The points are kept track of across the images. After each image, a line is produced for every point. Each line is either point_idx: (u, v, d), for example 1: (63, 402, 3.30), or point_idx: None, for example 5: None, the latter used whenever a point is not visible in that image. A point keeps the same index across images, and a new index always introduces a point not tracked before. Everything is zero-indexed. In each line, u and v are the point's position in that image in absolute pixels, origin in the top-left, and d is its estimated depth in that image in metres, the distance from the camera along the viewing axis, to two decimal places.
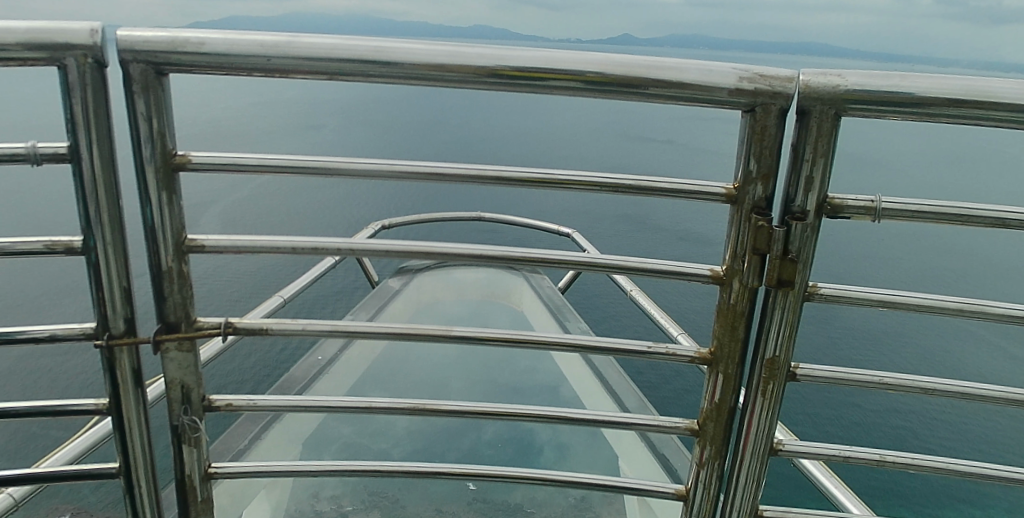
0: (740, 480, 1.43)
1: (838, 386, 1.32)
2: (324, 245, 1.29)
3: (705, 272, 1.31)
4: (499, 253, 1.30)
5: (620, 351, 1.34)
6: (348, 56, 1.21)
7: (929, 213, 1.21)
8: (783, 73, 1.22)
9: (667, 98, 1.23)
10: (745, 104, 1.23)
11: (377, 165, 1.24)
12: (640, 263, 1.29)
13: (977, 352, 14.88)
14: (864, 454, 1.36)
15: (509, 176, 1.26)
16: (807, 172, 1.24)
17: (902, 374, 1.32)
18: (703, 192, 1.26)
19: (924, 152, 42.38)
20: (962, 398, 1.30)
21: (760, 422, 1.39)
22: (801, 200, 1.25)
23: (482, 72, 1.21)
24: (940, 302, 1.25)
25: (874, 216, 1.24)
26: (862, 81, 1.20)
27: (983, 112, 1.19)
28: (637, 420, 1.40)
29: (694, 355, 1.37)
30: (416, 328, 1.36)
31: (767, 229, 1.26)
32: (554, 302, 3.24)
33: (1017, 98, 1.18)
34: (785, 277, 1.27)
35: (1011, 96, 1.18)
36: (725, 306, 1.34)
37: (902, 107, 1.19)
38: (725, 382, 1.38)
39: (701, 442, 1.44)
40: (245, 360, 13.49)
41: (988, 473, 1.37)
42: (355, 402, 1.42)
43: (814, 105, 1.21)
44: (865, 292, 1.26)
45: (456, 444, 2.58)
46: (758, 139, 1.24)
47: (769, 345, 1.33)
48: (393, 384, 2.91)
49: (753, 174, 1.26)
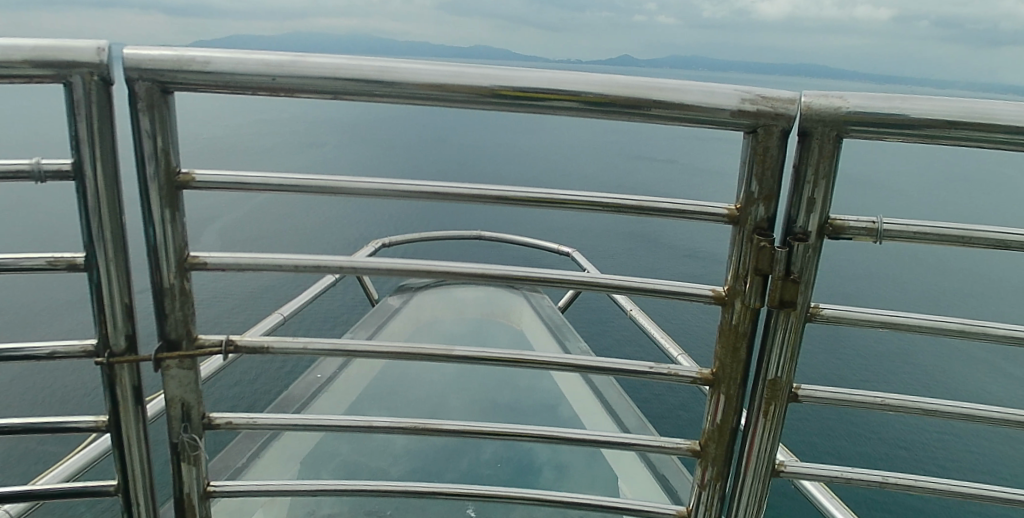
0: (741, 500, 1.42)
1: (840, 407, 1.31)
2: (327, 262, 1.29)
3: (706, 293, 1.31)
4: (500, 273, 1.31)
5: (622, 371, 1.34)
6: (352, 76, 1.21)
7: (931, 235, 1.22)
8: (785, 95, 1.22)
9: (670, 120, 1.23)
10: (747, 126, 1.23)
11: (380, 184, 1.24)
12: (642, 284, 1.28)
13: (980, 373, 14.88)
14: (867, 475, 1.36)
15: (511, 195, 1.26)
16: (808, 193, 1.24)
17: (903, 395, 1.31)
18: (704, 213, 1.26)
19: (927, 173, 42.68)
20: (964, 419, 1.29)
21: (762, 444, 1.38)
22: (803, 221, 1.25)
23: (484, 92, 1.22)
24: (940, 324, 1.25)
25: (875, 237, 1.24)
26: (864, 103, 1.20)
27: (981, 135, 1.19)
28: (637, 441, 1.40)
29: (696, 376, 1.36)
30: (417, 348, 1.36)
31: (769, 250, 1.26)
32: (554, 322, 3.25)
33: (1018, 121, 1.18)
34: (787, 298, 1.27)
35: (1013, 118, 1.18)
36: (727, 327, 1.34)
37: (902, 130, 1.20)
38: (727, 403, 1.38)
39: (703, 463, 1.43)
40: (250, 378, 13.47)
41: (989, 494, 1.36)
42: (356, 421, 1.41)
43: (815, 127, 1.22)
44: (865, 314, 1.25)
45: (457, 464, 2.56)
46: (759, 161, 1.25)
47: (772, 366, 1.33)
48: (392, 401, 2.89)
49: (754, 195, 1.26)
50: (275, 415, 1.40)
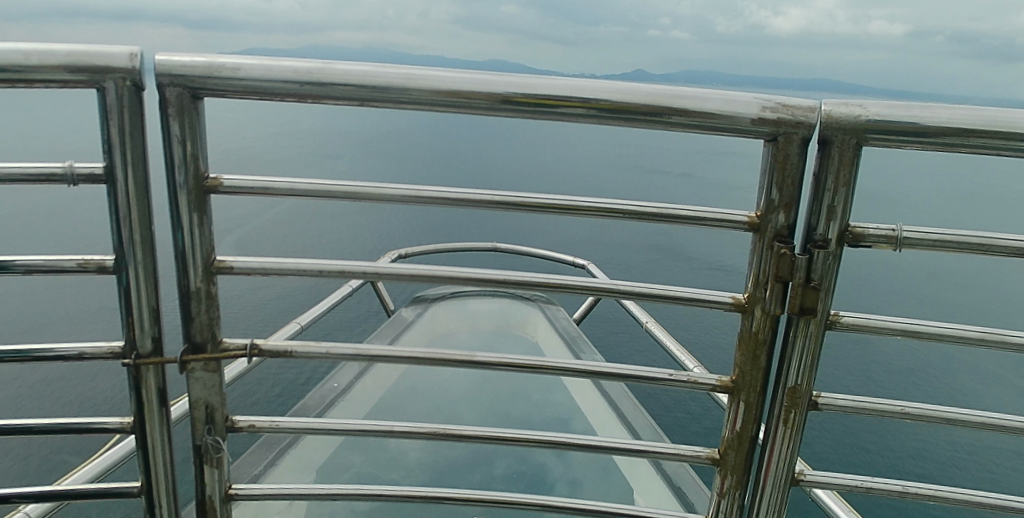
0: (760, 509, 1.41)
1: (860, 416, 1.30)
2: (349, 268, 1.31)
3: (727, 300, 1.31)
4: (517, 280, 1.31)
5: (641, 379, 1.34)
6: (376, 83, 1.23)
7: (948, 242, 1.21)
8: (805, 103, 1.23)
9: (690, 128, 1.24)
10: (768, 133, 1.24)
11: (403, 191, 1.25)
12: (663, 291, 1.29)
13: (1006, 386, 14.70)
14: (885, 484, 1.35)
15: (530, 202, 1.27)
16: (829, 201, 1.24)
17: (924, 405, 1.30)
18: (725, 220, 1.27)
19: (952, 185, 42.28)
20: (987, 428, 1.28)
21: (782, 453, 1.37)
22: (824, 229, 1.26)
23: (500, 99, 1.23)
24: (962, 331, 1.24)
25: (895, 245, 1.24)
26: (883, 111, 1.21)
27: (1001, 142, 1.20)
28: (654, 448, 1.40)
29: (716, 383, 1.36)
30: (437, 354, 1.37)
31: (790, 257, 1.26)
32: (570, 334, 3.26)
33: None
34: (807, 305, 1.27)
35: None
36: (747, 334, 1.33)
37: (921, 138, 1.21)
38: (747, 411, 1.38)
39: (722, 471, 1.42)
40: (271, 386, 13.53)
41: (1008, 504, 1.34)
42: (376, 426, 1.42)
43: (835, 134, 1.22)
44: (886, 321, 1.25)
45: (471, 476, 2.56)
46: (780, 167, 1.25)
47: (791, 373, 1.33)
48: (407, 410, 2.90)
49: (774, 203, 1.26)
50: (297, 419, 1.41)
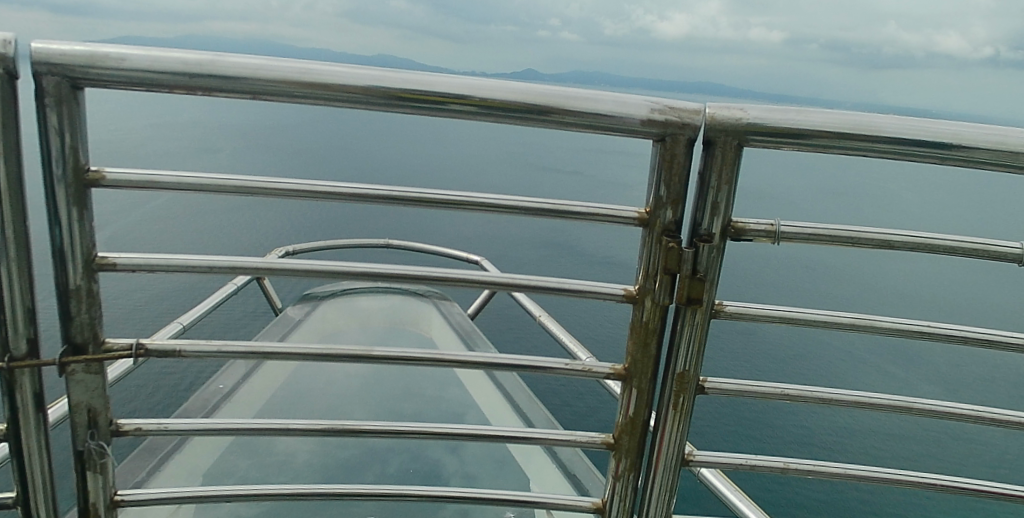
0: (653, 491, 1.48)
1: (743, 398, 1.39)
2: (242, 264, 1.27)
3: (618, 292, 1.37)
4: (416, 275, 1.32)
5: (539, 369, 1.38)
6: (271, 77, 1.21)
7: (819, 235, 1.31)
8: (689, 106, 1.29)
9: (583, 126, 1.29)
10: (655, 134, 1.30)
11: (300, 186, 1.24)
12: (558, 284, 1.33)
13: (868, 371, 15.91)
14: (767, 462, 1.44)
15: (430, 198, 1.27)
16: (712, 198, 1.32)
17: (800, 386, 1.40)
18: (618, 215, 1.32)
19: (829, 183, 45.14)
20: (857, 406, 1.39)
21: (673, 436, 1.44)
22: (707, 224, 1.33)
23: (397, 97, 1.24)
24: (833, 318, 1.35)
25: (773, 239, 1.32)
26: (760, 115, 1.29)
27: (867, 143, 1.29)
28: (551, 436, 1.44)
29: (610, 371, 1.42)
30: (335, 349, 1.37)
31: (677, 251, 1.33)
32: (465, 329, 3.29)
33: (897, 133, 1.29)
34: (694, 295, 1.34)
35: (892, 131, 1.29)
36: (638, 323, 1.40)
37: (795, 140, 1.30)
38: (639, 396, 1.44)
39: (617, 455, 1.49)
40: (154, 389, 12.90)
41: (879, 476, 1.46)
42: (271, 424, 1.40)
43: (718, 135, 1.29)
44: (765, 310, 1.34)
45: (367, 473, 2.54)
46: (667, 166, 1.31)
47: (680, 360, 1.40)
48: (300, 408, 2.85)
49: (663, 199, 1.33)
50: (187, 420, 1.36)
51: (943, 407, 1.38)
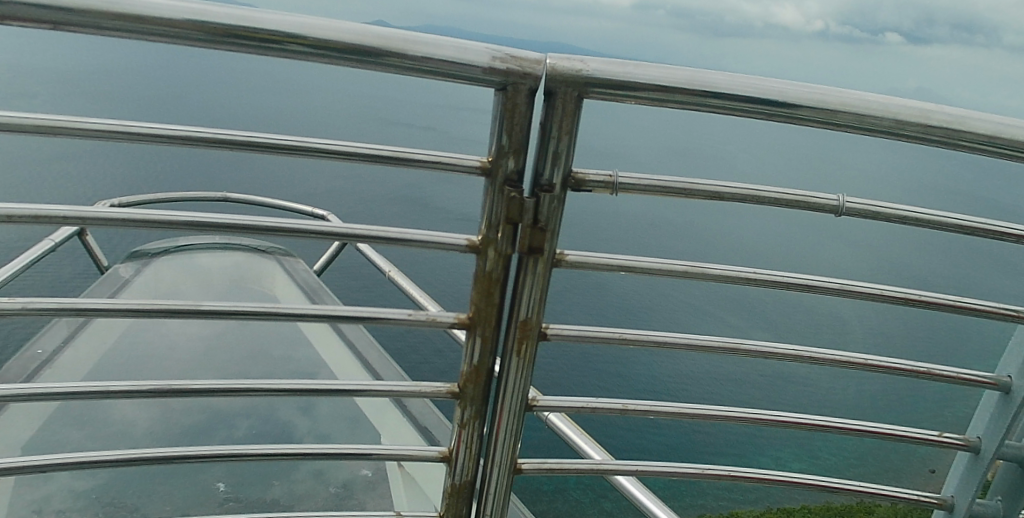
0: (498, 438, 1.51)
1: (583, 344, 1.43)
2: (49, 213, 1.18)
3: (462, 242, 1.36)
4: (247, 225, 1.24)
5: (382, 321, 1.36)
6: (78, 6, 1.12)
7: (655, 186, 1.35)
8: (532, 54, 1.26)
9: (420, 72, 1.25)
10: (497, 83, 1.27)
11: (109, 125, 1.15)
12: (401, 235, 1.30)
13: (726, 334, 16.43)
14: (608, 405, 1.50)
15: (258, 142, 1.20)
16: (553, 148, 1.31)
17: (639, 331, 1.45)
18: (460, 164, 1.30)
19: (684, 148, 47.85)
20: (690, 348, 1.48)
21: (516, 383, 1.47)
22: (549, 175, 1.33)
23: (221, 32, 1.17)
24: (668, 267, 1.41)
25: (612, 190, 1.34)
26: (600, 67, 1.28)
27: (701, 97, 1.33)
28: (397, 389, 1.43)
29: (454, 321, 1.42)
30: (159, 305, 1.27)
31: (519, 201, 1.33)
32: (310, 284, 3.19)
33: (729, 87, 1.34)
34: (535, 244, 1.35)
35: (724, 86, 1.33)
36: (482, 273, 1.40)
37: (633, 92, 1.31)
38: (483, 345, 1.45)
39: (461, 404, 1.50)
40: None
41: (710, 413, 1.55)
42: (89, 386, 1.30)
43: (559, 86, 1.28)
44: (605, 259, 1.37)
45: (211, 437, 2.44)
46: (509, 115, 1.29)
47: (523, 308, 1.41)
48: (134, 369, 2.68)
49: (505, 148, 1.31)
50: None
51: (768, 347, 1.48)
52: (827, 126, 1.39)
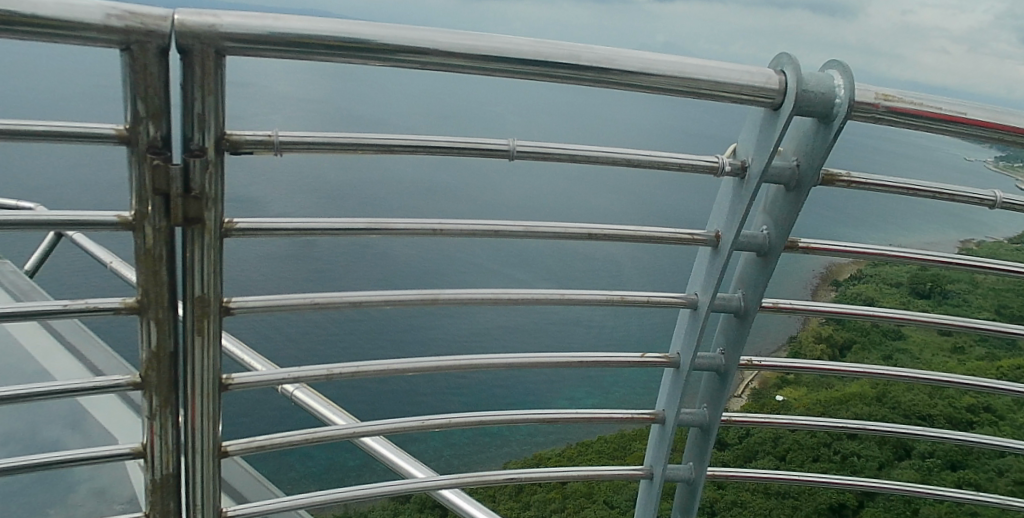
0: (194, 423, 1.43)
1: (267, 313, 1.35)
2: None
3: (111, 220, 1.24)
4: None
5: (31, 316, 1.22)
6: None
7: (320, 144, 1.27)
8: (155, 13, 1.16)
9: (22, 35, 1.09)
10: (119, 42, 1.15)
11: None
12: (32, 219, 1.16)
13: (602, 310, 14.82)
14: (311, 372, 1.43)
15: None
16: (197, 110, 1.22)
17: (333, 295, 1.39)
18: (89, 135, 1.17)
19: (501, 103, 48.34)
20: (387, 305, 1.40)
21: (202, 362, 1.39)
22: (198, 138, 1.24)
23: None
24: (348, 224, 1.35)
25: (273, 149, 1.27)
26: (238, 24, 1.19)
27: (371, 46, 1.23)
28: (67, 386, 1.31)
29: (120, 306, 1.31)
30: None
31: (165, 168, 1.23)
32: (20, 286, 2.86)
33: (395, 46, 1.24)
34: (191, 214, 1.27)
35: (388, 45, 1.24)
36: (142, 252, 1.29)
37: (280, 48, 1.19)
38: (159, 327, 1.35)
39: (148, 393, 1.40)
40: None
41: (421, 367, 1.52)
42: None
43: (192, 43, 1.18)
44: (276, 223, 1.30)
45: None
46: (139, 78, 1.18)
47: (195, 283, 1.33)
48: None
49: (141, 114, 1.21)
50: None
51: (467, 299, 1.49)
52: (507, 75, 1.33)
